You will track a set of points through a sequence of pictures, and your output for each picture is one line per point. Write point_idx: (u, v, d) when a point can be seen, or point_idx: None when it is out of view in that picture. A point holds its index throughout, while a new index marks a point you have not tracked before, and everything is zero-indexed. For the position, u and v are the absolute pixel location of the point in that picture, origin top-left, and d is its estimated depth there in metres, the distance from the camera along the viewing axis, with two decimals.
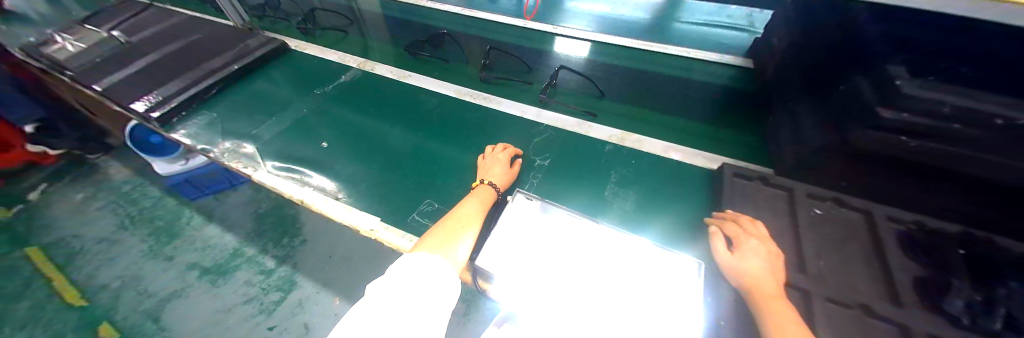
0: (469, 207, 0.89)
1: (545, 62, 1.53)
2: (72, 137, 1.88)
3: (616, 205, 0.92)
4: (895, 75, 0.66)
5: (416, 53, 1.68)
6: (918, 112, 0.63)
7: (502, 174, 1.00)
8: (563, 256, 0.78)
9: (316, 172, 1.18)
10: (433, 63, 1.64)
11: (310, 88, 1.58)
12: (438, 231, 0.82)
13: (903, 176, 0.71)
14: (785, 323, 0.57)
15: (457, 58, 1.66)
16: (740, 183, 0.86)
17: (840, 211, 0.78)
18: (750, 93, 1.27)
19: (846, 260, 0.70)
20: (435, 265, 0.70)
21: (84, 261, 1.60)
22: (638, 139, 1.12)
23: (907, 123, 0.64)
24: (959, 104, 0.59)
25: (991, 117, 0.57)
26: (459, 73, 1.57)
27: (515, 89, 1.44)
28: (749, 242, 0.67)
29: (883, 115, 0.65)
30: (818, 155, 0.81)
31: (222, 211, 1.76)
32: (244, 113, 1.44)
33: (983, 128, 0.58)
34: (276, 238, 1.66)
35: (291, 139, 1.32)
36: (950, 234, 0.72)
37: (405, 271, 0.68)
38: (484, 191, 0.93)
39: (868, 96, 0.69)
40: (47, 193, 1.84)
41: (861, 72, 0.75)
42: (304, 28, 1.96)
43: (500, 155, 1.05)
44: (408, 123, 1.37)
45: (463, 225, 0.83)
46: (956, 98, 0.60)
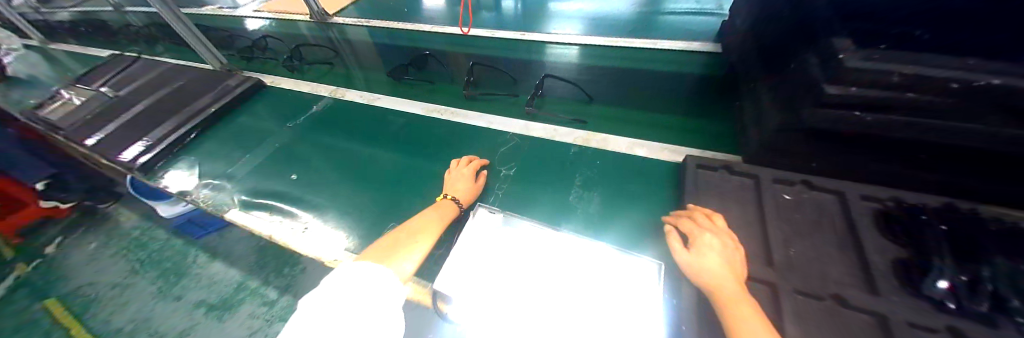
0: (427, 219, 0.84)
1: (531, 72, 1.51)
2: (80, 189, 1.56)
3: (580, 210, 0.89)
4: (839, 47, 0.61)
5: (400, 77, 1.66)
6: (864, 83, 0.59)
7: (466, 190, 0.95)
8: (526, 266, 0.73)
9: (287, 204, 1.18)
10: (422, 86, 1.61)
11: (280, 123, 1.59)
12: (384, 245, 0.75)
13: (866, 150, 0.66)
14: (743, 317, 0.52)
15: (446, 79, 1.63)
16: (705, 173, 0.84)
17: (811, 194, 0.74)
18: (719, 78, 1.23)
19: (816, 247, 0.66)
20: (381, 278, 0.61)
21: (103, 309, 1.31)
22: (603, 139, 1.10)
23: (859, 97, 0.59)
24: (908, 72, 0.55)
25: (946, 81, 0.53)
26: (451, 92, 1.53)
27: (502, 103, 1.40)
28: (703, 237, 0.63)
29: (829, 91, 0.60)
30: (779, 136, 0.75)
31: (223, 245, 1.46)
32: (223, 152, 1.47)
33: (938, 94, 0.54)
34: (289, 267, 1.35)
35: (263, 174, 1.33)
36: (930, 205, 0.65)
37: (346, 278, 0.61)
38: (447, 204, 0.88)
39: (816, 72, 0.64)
40: (64, 244, 1.52)
41: (810, 47, 0.70)
42: (293, 65, 1.96)
43: (465, 169, 0.99)
44: (379, 144, 1.37)
45: (419, 237, 0.77)
46: (904, 65, 0.56)
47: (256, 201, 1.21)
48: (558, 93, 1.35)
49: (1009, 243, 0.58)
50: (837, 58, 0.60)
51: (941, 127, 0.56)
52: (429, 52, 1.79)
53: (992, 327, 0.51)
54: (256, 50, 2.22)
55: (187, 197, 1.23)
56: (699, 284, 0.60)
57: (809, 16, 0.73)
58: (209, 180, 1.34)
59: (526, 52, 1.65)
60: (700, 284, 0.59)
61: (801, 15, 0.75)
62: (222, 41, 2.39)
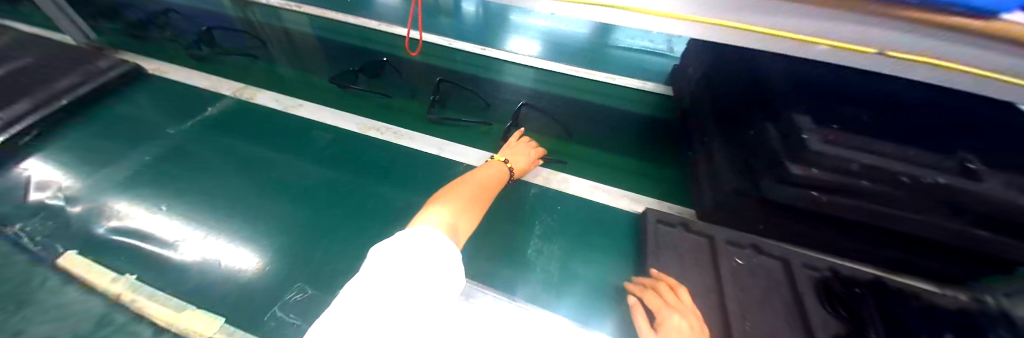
0: (487, 176, 0.81)
1: (501, 95, 1.38)
2: None
3: (538, 268, 0.80)
4: (802, 126, 0.64)
5: (346, 86, 1.41)
6: (824, 167, 0.61)
7: (523, 165, 0.96)
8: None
9: (156, 242, 0.86)
10: (371, 99, 1.39)
11: (162, 125, 1.22)
12: (456, 193, 0.70)
13: (811, 221, 0.70)
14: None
15: (402, 92, 1.42)
16: (664, 229, 0.82)
17: (759, 259, 0.75)
18: (667, 123, 1.25)
19: (770, 319, 0.66)
20: (441, 247, 0.51)
21: None
22: (564, 179, 1.04)
23: (819, 180, 0.61)
24: (865, 162, 0.59)
25: (898, 175, 0.59)
26: (407, 112, 1.33)
27: (470, 132, 1.24)
28: (670, 317, 0.59)
29: (795, 172, 0.62)
30: (733, 199, 0.76)
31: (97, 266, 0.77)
32: (78, 154, 1.08)
33: (892, 186, 0.59)
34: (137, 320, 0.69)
35: (119, 199, 0.95)
36: (859, 280, 0.72)
37: (399, 243, 0.50)
38: (498, 170, 0.86)
39: (777, 146, 0.66)
40: None
41: (768, 119, 0.74)
42: (197, 54, 1.57)
43: (530, 149, 1.02)
44: (302, 163, 1.12)
45: (480, 199, 0.73)
46: (858, 155, 0.60)
47: (110, 238, 0.86)
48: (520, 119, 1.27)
49: (925, 321, 0.66)
50: (802, 139, 0.62)
51: (889, 215, 0.61)
52: (384, 58, 1.56)
53: None
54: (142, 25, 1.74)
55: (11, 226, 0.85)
56: None
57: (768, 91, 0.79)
58: (44, 200, 0.93)
59: (484, 69, 1.52)
60: None
61: (761, 90, 0.83)
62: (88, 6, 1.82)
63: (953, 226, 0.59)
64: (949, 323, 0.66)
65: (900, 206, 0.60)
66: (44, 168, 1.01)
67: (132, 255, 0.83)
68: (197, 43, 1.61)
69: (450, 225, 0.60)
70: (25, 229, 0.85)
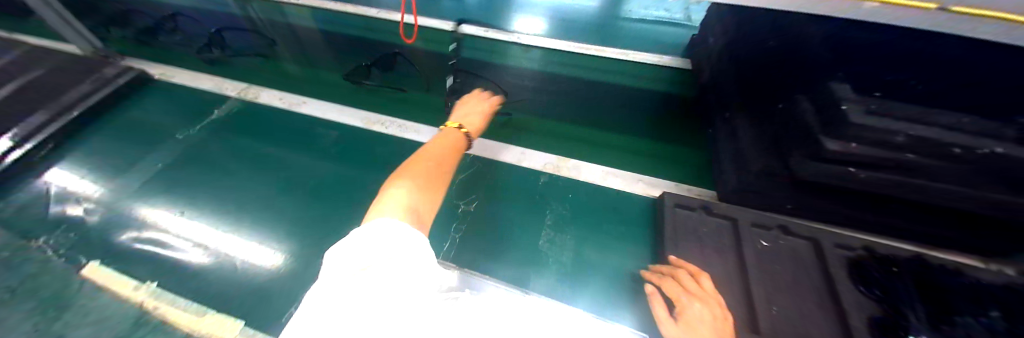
0: (441, 145, 0.81)
1: (506, 79, 1.31)
2: None
3: (551, 259, 0.78)
4: (840, 97, 0.59)
5: (360, 82, 1.37)
6: (863, 141, 0.56)
7: (477, 123, 0.97)
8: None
9: (174, 248, 0.88)
10: (387, 93, 1.35)
11: (169, 130, 1.22)
12: (411, 171, 0.69)
13: (847, 199, 0.66)
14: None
15: (416, 84, 1.38)
16: (683, 213, 0.78)
17: (786, 241, 0.71)
18: (685, 99, 1.18)
19: (799, 304, 0.63)
20: (402, 241, 0.46)
21: None
22: (576, 166, 1.00)
23: (858, 155, 0.56)
24: (913, 133, 0.54)
25: (948, 147, 0.53)
26: (426, 106, 1.29)
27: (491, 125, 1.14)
28: (692, 306, 0.56)
29: (831, 147, 0.57)
30: (757, 180, 0.71)
31: (120, 276, 0.81)
32: (95, 162, 1.10)
33: (942, 159, 0.54)
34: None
35: (135, 207, 0.97)
36: (899, 259, 0.68)
37: (354, 243, 0.46)
38: (452, 138, 0.84)
39: (810, 120, 0.62)
40: None
41: (801, 90, 0.69)
42: (209, 56, 1.53)
43: (480, 104, 1.03)
44: (308, 162, 1.11)
45: (440, 172, 0.72)
46: (906, 125, 0.55)
47: (129, 246, 0.88)
48: (525, 102, 1.22)
49: (972, 300, 0.61)
50: (840, 110, 0.57)
51: (937, 191, 0.56)
52: (396, 50, 1.49)
53: None
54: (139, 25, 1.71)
55: (36, 239, 0.87)
56: None
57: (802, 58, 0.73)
58: (65, 212, 0.95)
59: (486, 51, 1.46)
60: None
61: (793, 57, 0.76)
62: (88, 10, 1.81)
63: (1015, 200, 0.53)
64: (999, 301, 0.61)
65: (955, 180, 0.55)
66: (64, 178, 1.04)
67: (152, 262, 0.85)
68: (207, 46, 1.55)
69: (411, 206, 0.58)
70: (49, 242, 0.88)
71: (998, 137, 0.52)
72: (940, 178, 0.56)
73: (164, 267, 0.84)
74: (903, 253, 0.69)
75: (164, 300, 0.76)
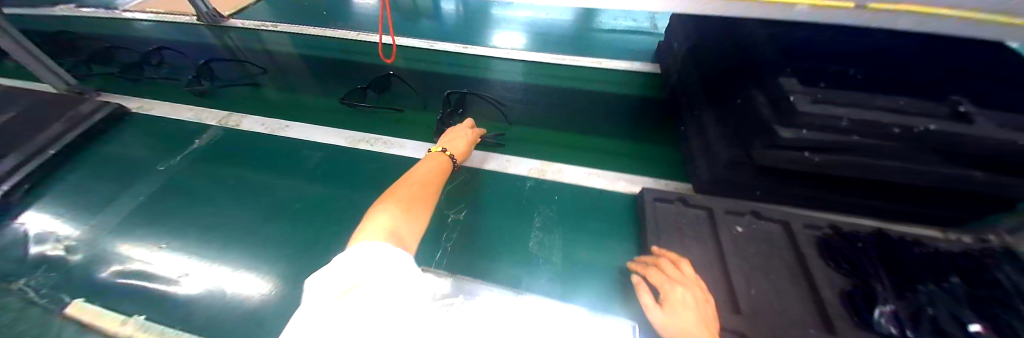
0: (424, 169, 0.83)
1: (488, 92, 1.36)
2: None
3: (542, 260, 0.80)
4: (788, 90, 0.64)
5: (356, 105, 1.38)
6: (813, 127, 0.61)
7: (461, 146, 0.99)
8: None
9: (161, 280, 0.86)
10: (385, 114, 1.36)
11: (153, 162, 1.21)
12: (394, 196, 0.70)
13: (808, 182, 0.71)
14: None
15: (411, 103, 1.40)
16: (662, 207, 0.82)
17: (759, 225, 0.76)
18: (658, 101, 1.25)
19: (774, 283, 0.67)
20: (390, 265, 0.48)
21: None
22: (559, 169, 1.04)
23: (809, 140, 0.61)
24: (855, 118, 0.59)
25: (888, 127, 0.58)
26: (420, 123, 1.31)
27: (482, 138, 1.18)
28: (675, 291, 0.59)
29: (785, 134, 0.62)
30: (726, 170, 0.76)
31: (104, 315, 0.78)
32: (75, 201, 1.07)
33: (884, 139, 0.59)
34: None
35: (120, 241, 0.95)
36: (862, 234, 0.73)
37: (338, 269, 0.47)
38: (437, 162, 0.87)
39: (765, 112, 0.67)
40: None
41: (755, 85, 0.75)
42: (198, 88, 1.51)
43: (466, 129, 1.05)
44: (296, 184, 1.11)
45: (423, 197, 0.73)
46: (849, 111, 0.60)
47: (113, 282, 0.86)
48: (506, 113, 1.27)
49: (931, 268, 0.66)
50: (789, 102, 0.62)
51: (883, 168, 0.61)
52: (391, 72, 1.51)
53: None
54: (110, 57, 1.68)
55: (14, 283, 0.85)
56: None
57: (754, 56, 0.80)
58: (45, 253, 0.92)
59: (467, 67, 1.51)
60: None
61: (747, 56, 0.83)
62: (58, 47, 1.77)
63: (949, 169, 0.58)
64: (954, 266, 0.66)
65: (897, 157, 0.60)
66: (41, 219, 1.01)
67: (138, 296, 0.83)
68: (196, 78, 1.55)
69: (395, 230, 0.60)
70: (30, 284, 0.85)
71: (929, 117, 0.58)
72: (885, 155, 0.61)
73: (152, 299, 0.82)
74: (865, 229, 0.74)
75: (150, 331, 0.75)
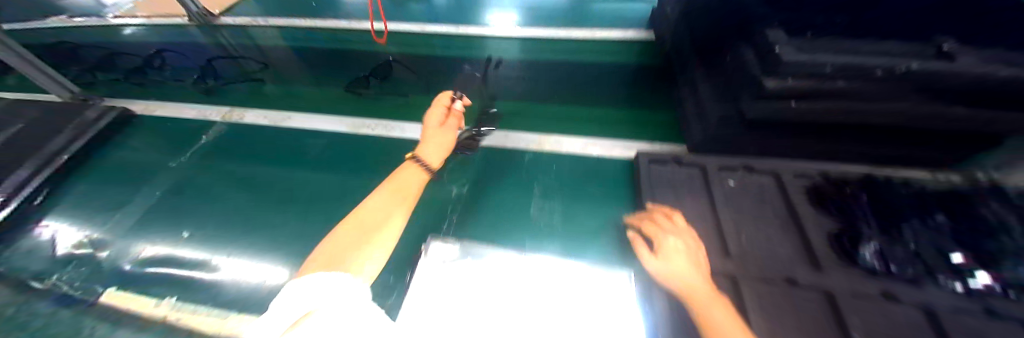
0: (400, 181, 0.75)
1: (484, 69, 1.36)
2: None
3: (544, 224, 0.84)
4: (773, 43, 0.65)
5: (361, 91, 1.41)
6: (800, 75, 0.63)
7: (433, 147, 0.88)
8: (490, 320, 0.57)
9: (185, 267, 0.92)
10: (389, 100, 1.38)
11: (164, 161, 1.26)
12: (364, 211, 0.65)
13: (797, 132, 0.73)
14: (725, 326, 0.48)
15: (415, 88, 1.41)
16: (657, 168, 0.86)
17: (751, 178, 0.79)
18: (653, 67, 1.25)
19: (763, 230, 0.70)
20: (330, 293, 0.44)
21: None
22: (557, 140, 1.07)
23: (794, 89, 0.63)
24: (838, 63, 0.60)
25: (871, 70, 0.58)
26: (423, 106, 1.34)
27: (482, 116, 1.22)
28: (667, 240, 0.63)
29: (770, 85, 0.64)
30: (718, 126, 0.79)
31: (136, 302, 0.84)
32: (93, 202, 1.12)
33: (867, 82, 0.59)
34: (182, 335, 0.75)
35: (145, 235, 1.01)
36: (851, 179, 0.76)
37: (289, 296, 0.45)
38: (410, 174, 0.77)
39: (753, 67, 0.68)
40: None
41: (744, 40, 0.75)
42: (205, 86, 1.55)
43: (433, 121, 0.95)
44: (304, 171, 1.16)
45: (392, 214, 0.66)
46: (836, 56, 0.61)
47: (141, 272, 0.92)
48: (501, 92, 1.29)
49: (916, 206, 0.69)
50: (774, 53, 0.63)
51: (867, 111, 0.63)
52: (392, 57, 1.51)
53: (915, 287, 0.58)
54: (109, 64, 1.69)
55: (45, 281, 0.90)
56: (672, 289, 0.58)
57: (742, 10, 0.79)
58: (73, 251, 0.97)
59: (461, 48, 1.51)
60: (675, 289, 0.57)
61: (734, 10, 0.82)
62: (60, 57, 1.81)
63: (934, 108, 0.59)
64: (939, 203, 0.69)
65: (881, 99, 0.61)
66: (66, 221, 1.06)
67: (165, 281, 0.89)
68: (203, 77, 1.57)
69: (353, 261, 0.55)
70: (63, 279, 0.91)
71: (916, 56, 0.57)
72: (870, 98, 0.62)
73: (178, 282, 0.88)
74: (855, 174, 0.77)
75: (182, 311, 0.81)
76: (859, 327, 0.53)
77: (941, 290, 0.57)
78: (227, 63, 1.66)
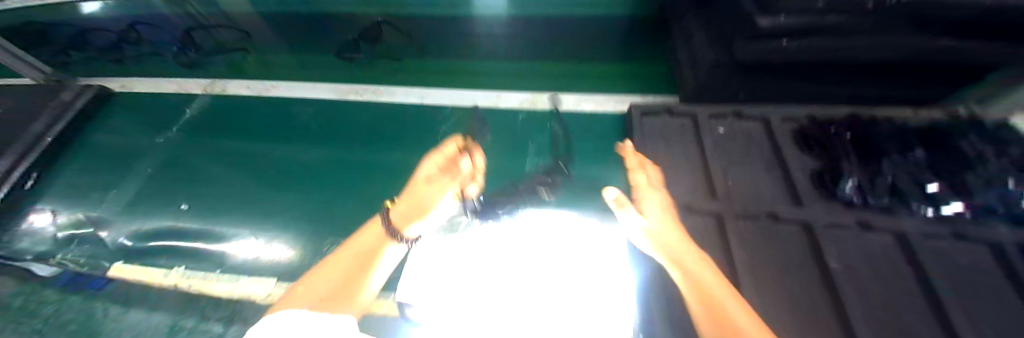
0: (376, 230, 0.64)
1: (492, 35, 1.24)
2: None
3: (538, 178, 0.89)
4: None
5: (351, 57, 1.29)
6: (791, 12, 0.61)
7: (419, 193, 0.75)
8: (503, 264, 0.62)
9: (192, 239, 0.91)
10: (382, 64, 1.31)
11: (150, 138, 1.22)
12: (343, 256, 0.57)
13: (786, 76, 0.73)
14: (708, 282, 0.49)
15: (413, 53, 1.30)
16: (650, 119, 0.87)
17: (740, 124, 0.82)
18: None
19: (752, 172, 0.73)
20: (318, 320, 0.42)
21: None
22: (549, 98, 1.09)
23: (785, 26, 0.62)
24: None
25: None
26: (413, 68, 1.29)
27: (474, 78, 1.21)
28: (648, 194, 0.70)
29: (761, 23, 0.63)
30: (708, 72, 0.78)
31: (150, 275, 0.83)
32: (79, 183, 1.09)
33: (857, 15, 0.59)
34: (210, 302, 0.77)
35: (140, 211, 1.00)
36: (836, 120, 0.78)
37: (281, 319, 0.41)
38: (374, 236, 0.62)
39: (747, 6, 0.66)
40: None
41: None
42: (186, 59, 1.44)
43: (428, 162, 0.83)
44: (296, 140, 1.15)
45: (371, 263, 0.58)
46: None
47: (147, 246, 0.91)
48: (489, 51, 1.24)
49: (896, 141, 0.73)
50: None
51: (857, 48, 0.62)
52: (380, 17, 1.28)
53: (889, 215, 0.62)
54: (51, 29, 1.39)
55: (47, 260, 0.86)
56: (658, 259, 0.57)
57: None
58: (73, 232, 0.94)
59: None
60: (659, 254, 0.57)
61: None
62: None
63: (922, 41, 0.58)
64: (917, 137, 0.73)
65: (870, 33, 0.60)
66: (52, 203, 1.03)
67: (175, 252, 0.89)
68: (186, 48, 1.42)
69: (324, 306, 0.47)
70: (67, 257, 0.88)
71: None
72: (858, 33, 0.61)
73: (190, 253, 0.88)
74: (840, 115, 0.79)
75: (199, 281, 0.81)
76: (835, 255, 0.57)
77: (913, 216, 0.61)
78: (201, 31, 1.45)
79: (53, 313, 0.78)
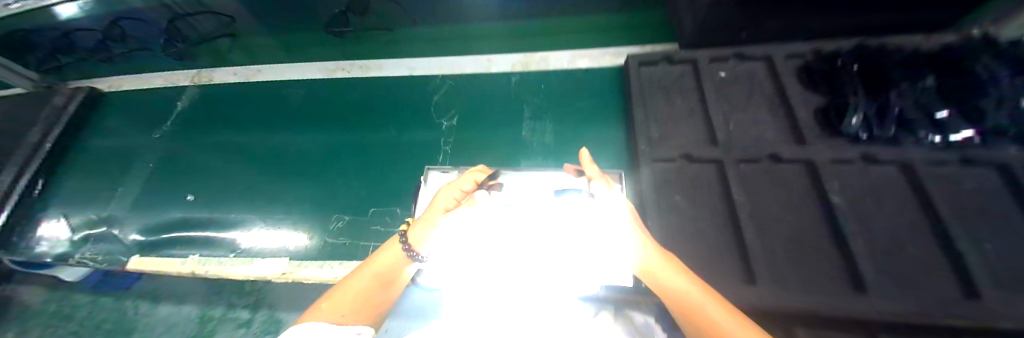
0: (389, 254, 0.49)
1: None
2: None
3: (536, 142, 0.86)
4: None
5: (339, 31, 1.25)
6: None
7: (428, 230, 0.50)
8: (504, 224, 0.56)
9: (198, 229, 0.92)
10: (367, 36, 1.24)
11: (140, 135, 1.19)
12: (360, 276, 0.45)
13: (791, 11, 0.68)
14: (683, 287, 0.42)
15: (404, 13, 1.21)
16: (649, 70, 0.82)
17: (740, 66, 0.78)
18: None
19: (755, 115, 0.71)
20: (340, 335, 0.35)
21: None
22: (543, 57, 1.02)
23: None
24: None
25: None
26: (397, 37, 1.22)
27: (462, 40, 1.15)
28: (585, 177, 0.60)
29: None
30: (710, 13, 0.71)
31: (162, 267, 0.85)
32: (81, 186, 1.08)
33: None
34: (235, 290, 0.81)
35: (145, 207, 1.00)
36: (844, 52, 0.73)
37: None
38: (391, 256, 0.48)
39: None
40: None
41: None
42: (174, 51, 1.34)
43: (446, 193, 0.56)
44: (289, 124, 1.13)
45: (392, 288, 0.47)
46: None
47: (157, 239, 0.92)
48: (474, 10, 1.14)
49: (906, 67, 0.69)
50: None
51: None
52: None
53: (893, 146, 0.62)
54: (34, 34, 1.31)
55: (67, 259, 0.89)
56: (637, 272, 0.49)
57: None
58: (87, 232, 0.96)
59: None
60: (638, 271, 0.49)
61: None
62: None
63: None
64: (931, 63, 0.69)
65: None
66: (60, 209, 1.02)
67: (183, 243, 0.90)
68: (166, 39, 1.34)
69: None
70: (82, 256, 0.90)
71: None
72: None
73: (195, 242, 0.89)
74: (848, 45, 0.75)
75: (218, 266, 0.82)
76: (837, 190, 0.59)
77: (919, 145, 0.61)
78: (179, 20, 1.32)
79: (87, 314, 0.84)
